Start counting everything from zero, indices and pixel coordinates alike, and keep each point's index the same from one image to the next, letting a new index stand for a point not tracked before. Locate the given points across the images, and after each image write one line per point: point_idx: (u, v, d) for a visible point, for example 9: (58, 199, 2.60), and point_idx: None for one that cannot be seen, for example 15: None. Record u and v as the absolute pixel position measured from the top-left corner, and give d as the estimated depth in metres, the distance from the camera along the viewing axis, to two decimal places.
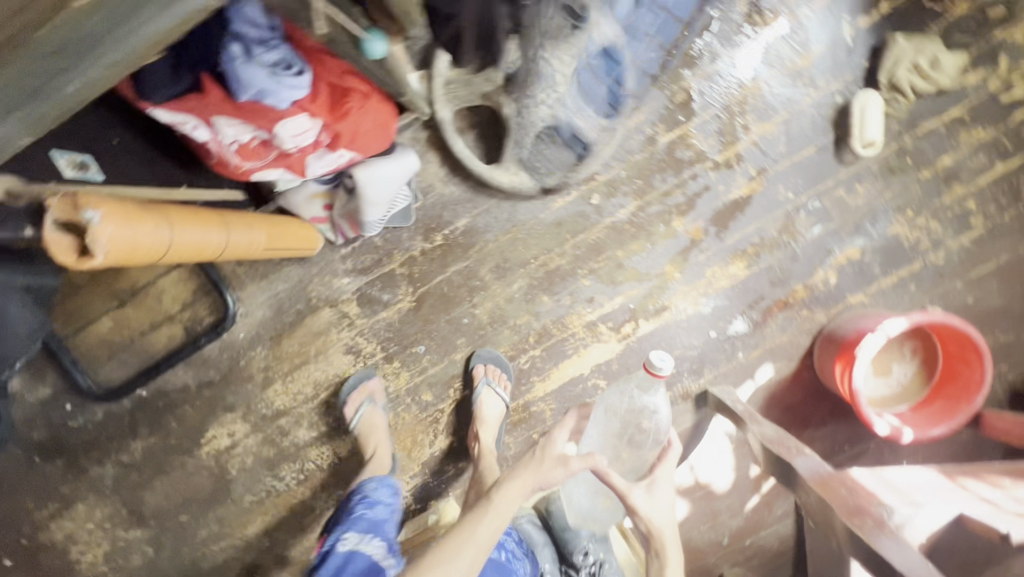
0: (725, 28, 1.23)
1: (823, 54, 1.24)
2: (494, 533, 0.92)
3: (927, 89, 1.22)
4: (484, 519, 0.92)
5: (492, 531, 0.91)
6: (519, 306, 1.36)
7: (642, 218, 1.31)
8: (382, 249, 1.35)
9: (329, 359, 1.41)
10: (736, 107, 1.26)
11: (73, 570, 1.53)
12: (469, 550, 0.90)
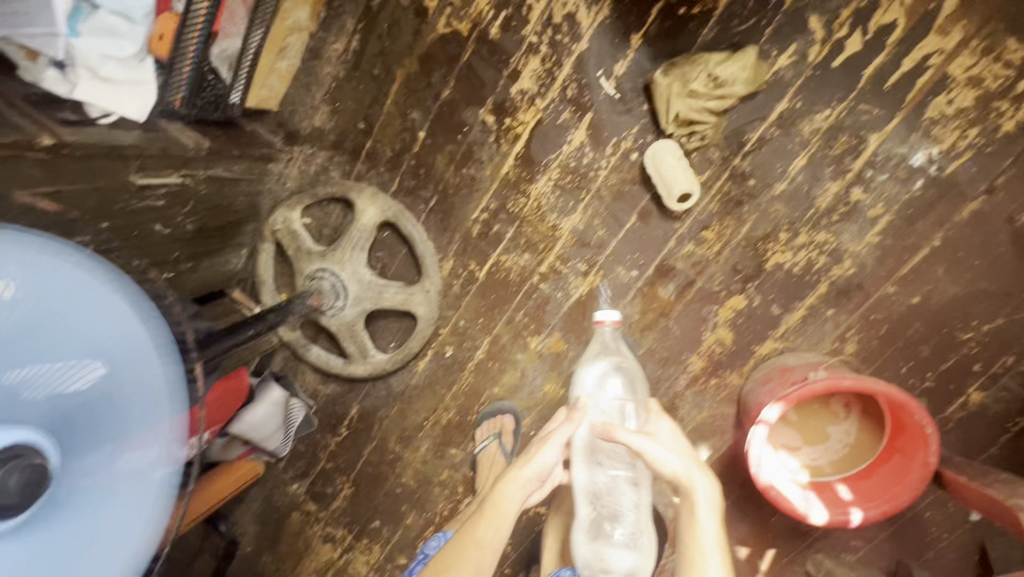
0: (485, 146, 1.14)
1: (595, 120, 1.08)
2: (501, 532, 0.81)
3: (727, 103, 1.00)
4: (486, 519, 0.81)
5: (497, 530, 0.80)
6: (434, 464, 1.39)
7: (499, 351, 1.26)
8: (309, 451, 1.49)
9: (315, 551, 1.57)
10: (534, 213, 1.15)
11: None
12: (474, 561, 0.79)
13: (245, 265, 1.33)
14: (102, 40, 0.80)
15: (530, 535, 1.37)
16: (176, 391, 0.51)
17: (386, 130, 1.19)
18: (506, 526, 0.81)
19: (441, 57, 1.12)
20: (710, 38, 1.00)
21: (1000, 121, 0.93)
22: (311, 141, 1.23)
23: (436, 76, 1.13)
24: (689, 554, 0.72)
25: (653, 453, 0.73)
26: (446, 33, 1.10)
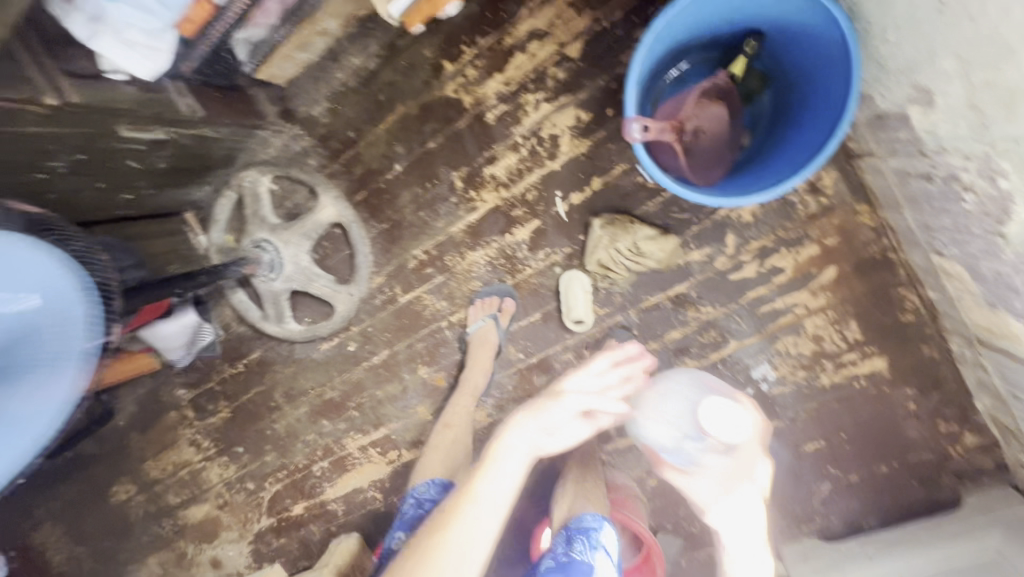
0: (445, 203, 1.29)
1: (539, 227, 1.24)
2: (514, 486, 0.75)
3: (639, 269, 1.19)
4: (484, 477, 0.74)
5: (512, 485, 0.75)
6: (307, 425, 1.59)
7: (393, 364, 1.44)
8: (203, 369, 1.65)
9: (182, 447, 1.77)
10: (463, 274, 1.32)
11: None
12: (471, 514, 0.72)
13: (205, 198, 1.41)
14: (134, 11, 0.89)
15: (362, 510, 1.62)
16: (92, 325, 0.69)
17: (372, 148, 1.30)
18: (514, 486, 0.75)
19: (440, 114, 1.24)
20: (650, 212, 1.17)
21: (820, 374, 1.17)
22: (304, 125, 1.33)
23: (428, 129, 1.25)
24: (734, 554, 0.81)
25: (717, 454, 0.84)
26: (451, 98, 1.22)
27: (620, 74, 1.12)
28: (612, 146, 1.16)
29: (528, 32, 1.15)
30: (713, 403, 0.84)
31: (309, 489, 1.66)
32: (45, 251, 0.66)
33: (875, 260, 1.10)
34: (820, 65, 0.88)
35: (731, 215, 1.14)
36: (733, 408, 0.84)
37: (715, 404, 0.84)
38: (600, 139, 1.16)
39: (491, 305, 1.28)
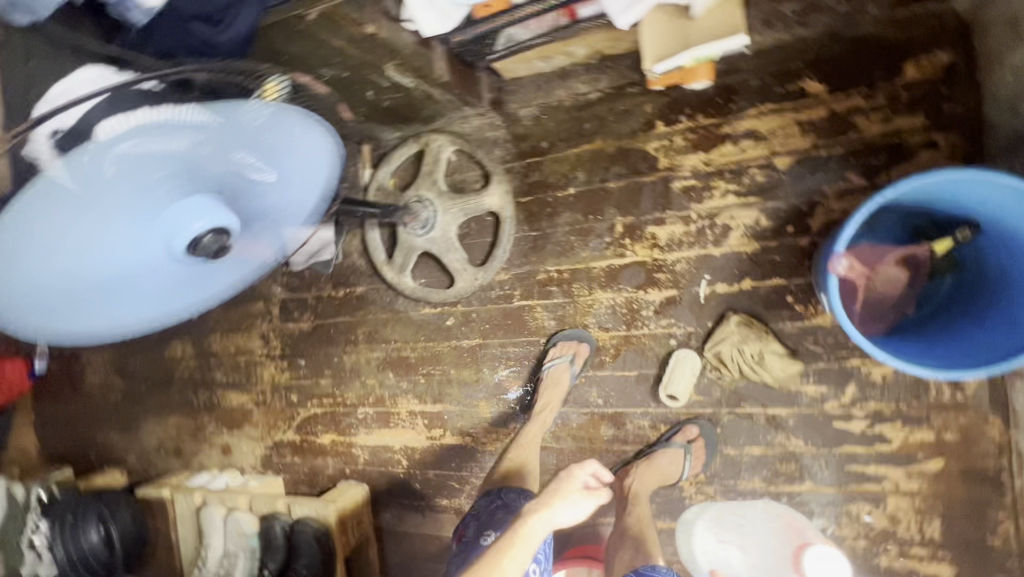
0: (598, 239, 1.36)
1: (673, 298, 1.30)
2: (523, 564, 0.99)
3: (749, 377, 1.23)
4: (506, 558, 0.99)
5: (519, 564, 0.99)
6: (372, 369, 1.68)
7: (478, 353, 1.52)
8: (306, 279, 1.76)
9: (252, 337, 1.88)
10: (582, 307, 1.39)
11: (85, 381, 2.28)
12: None
13: (389, 140, 1.52)
14: None
15: (383, 468, 1.68)
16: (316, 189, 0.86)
17: (556, 164, 1.39)
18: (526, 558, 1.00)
19: (632, 163, 1.32)
20: (785, 331, 1.20)
21: (880, 553, 1.17)
22: (506, 119, 1.43)
23: (614, 170, 1.34)
24: None
25: None
26: (649, 153, 1.30)
27: (816, 199, 1.17)
28: (777, 257, 1.20)
29: (747, 129, 1.21)
30: (824, 553, 1.09)
31: (344, 426, 1.74)
32: (325, 138, 0.78)
33: (985, 473, 1.09)
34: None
35: (862, 369, 1.16)
36: (829, 557, 1.08)
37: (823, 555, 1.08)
38: (769, 248, 1.21)
39: (565, 350, 1.35)
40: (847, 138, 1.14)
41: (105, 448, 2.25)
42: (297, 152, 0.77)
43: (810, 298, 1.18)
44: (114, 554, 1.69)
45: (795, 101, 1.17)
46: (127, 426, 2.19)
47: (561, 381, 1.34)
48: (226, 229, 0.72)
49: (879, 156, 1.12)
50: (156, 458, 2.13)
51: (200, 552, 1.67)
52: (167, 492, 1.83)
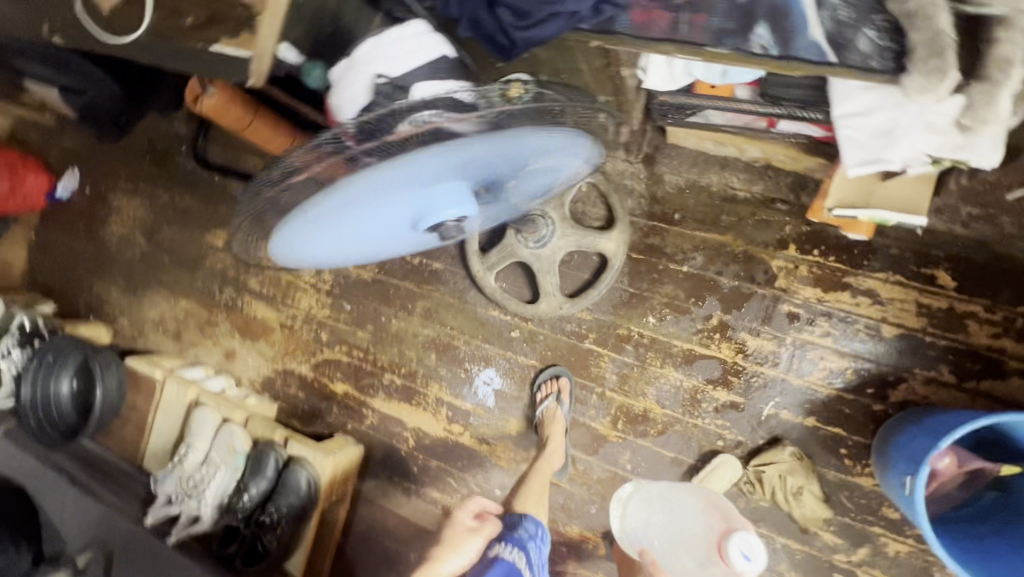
0: (690, 322, 1.41)
1: (738, 405, 1.36)
2: None
3: (778, 504, 1.30)
4: None
5: None
6: (415, 344, 1.67)
7: (530, 374, 1.54)
8: None
9: (303, 261, 1.84)
10: (649, 376, 1.43)
11: (104, 226, 2.17)
12: None
13: None
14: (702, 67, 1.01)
15: (387, 438, 1.69)
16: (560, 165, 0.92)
17: (680, 239, 1.43)
18: None
19: (753, 270, 1.37)
20: (826, 477, 1.29)
21: None
22: (652, 177, 1.45)
23: (732, 269, 1.39)
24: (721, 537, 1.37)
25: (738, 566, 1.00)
26: (771, 268, 1.36)
27: (903, 376, 1.26)
28: (846, 410, 1.29)
29: (871, 288, 1.28)
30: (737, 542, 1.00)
31: (364, 383, 1.73)
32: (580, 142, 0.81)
33: None
34: None
35: (880, 537, 1.25)
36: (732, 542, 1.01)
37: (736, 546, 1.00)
38: (843, 398, 1.30)
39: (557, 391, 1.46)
40: (955, 337, 1.23)
41: (99, 299, 2.15)
42: (543, 156, 0.81)
43: (861, 458, 1.27)
44: (90, 417, 1.62)
45: (925, 285, 1.24)
46: (132, 288, 2.10)
47: (557, 421, 1.43)
48: (469, 218, 0.80)
49: (975, 364, 1.21)
50: (150, 333, 2.05)
51: (179, 449, 1.62)
52: (162, 375, 1.77)
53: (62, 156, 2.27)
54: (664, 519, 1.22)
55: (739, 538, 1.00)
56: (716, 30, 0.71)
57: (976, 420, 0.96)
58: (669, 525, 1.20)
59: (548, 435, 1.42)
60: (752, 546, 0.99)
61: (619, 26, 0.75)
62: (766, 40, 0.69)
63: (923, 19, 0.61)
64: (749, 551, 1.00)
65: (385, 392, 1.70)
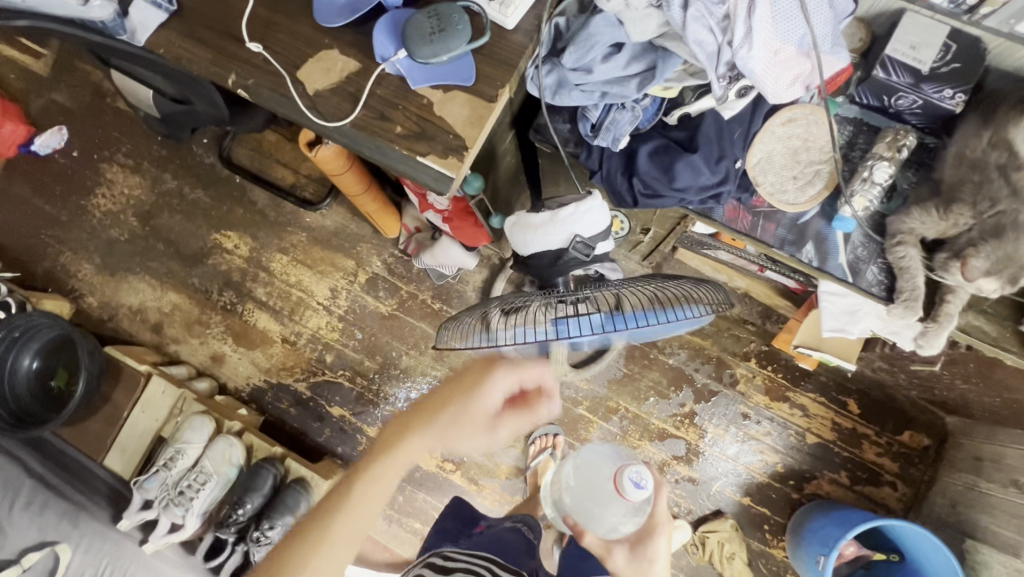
0: (668, 406, 1.71)
1: (694, 479, 1.68)
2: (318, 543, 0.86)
3: (714, 563, 1.62)
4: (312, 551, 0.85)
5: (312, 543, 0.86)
6: (421, 381, 1.81)
7: (526, 427, 1.75)
8: (411, 273, 1.86)
9: (319, 282, 1.90)
10: (628, 444, 1.71)
11: (87, 196, 2.03)
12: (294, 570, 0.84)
13: None
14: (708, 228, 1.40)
15: None
16: None
17: (671, 336, 1.74)
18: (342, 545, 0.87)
19: (722, 373, 1.71)
20: (751, 545, 1.64)
21: None
22: None
23: (707, 369, 1.72)
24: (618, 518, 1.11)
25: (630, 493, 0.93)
26: (736, 374, 1.71)
27: (815, 475, 1.65)
28: (772, 495, 1.66)
29: (804, 403, 1.68)
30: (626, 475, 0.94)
31: (361, 410, 1.82)
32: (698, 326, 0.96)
33: None
34: None
35: None
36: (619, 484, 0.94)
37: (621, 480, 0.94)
38: (772, 485, 1.66)
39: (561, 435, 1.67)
40: (853, 450, 1.65)
41: (65, 271, 2.00)
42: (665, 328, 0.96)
43: (778, 533, 1.64)
44: (68, 407, 1.53)
45: (840, 408, 1.66)
46: (110, 269, 1.99)
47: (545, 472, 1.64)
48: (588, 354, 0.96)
49: (862, 472, 1.64)
50: (124, 320, 1.95)
51: (164, 452, 1.60)
52: (146, 370, 1.70)
53: (44, 107, 2.08)
54: (574, 483, 1.14)
55: (625, 471, 0.94)
56: (781, 238, 1.02)
57: (857, 526, 1.33)
58: (582, 484, 1.12)
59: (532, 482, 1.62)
60: (641, 474, 0.93)
61: (715, 215, 1.03)
62: (812, 255, 1.01)
63: (908, 275, 0.97)
64: (639, 478, 0.93)
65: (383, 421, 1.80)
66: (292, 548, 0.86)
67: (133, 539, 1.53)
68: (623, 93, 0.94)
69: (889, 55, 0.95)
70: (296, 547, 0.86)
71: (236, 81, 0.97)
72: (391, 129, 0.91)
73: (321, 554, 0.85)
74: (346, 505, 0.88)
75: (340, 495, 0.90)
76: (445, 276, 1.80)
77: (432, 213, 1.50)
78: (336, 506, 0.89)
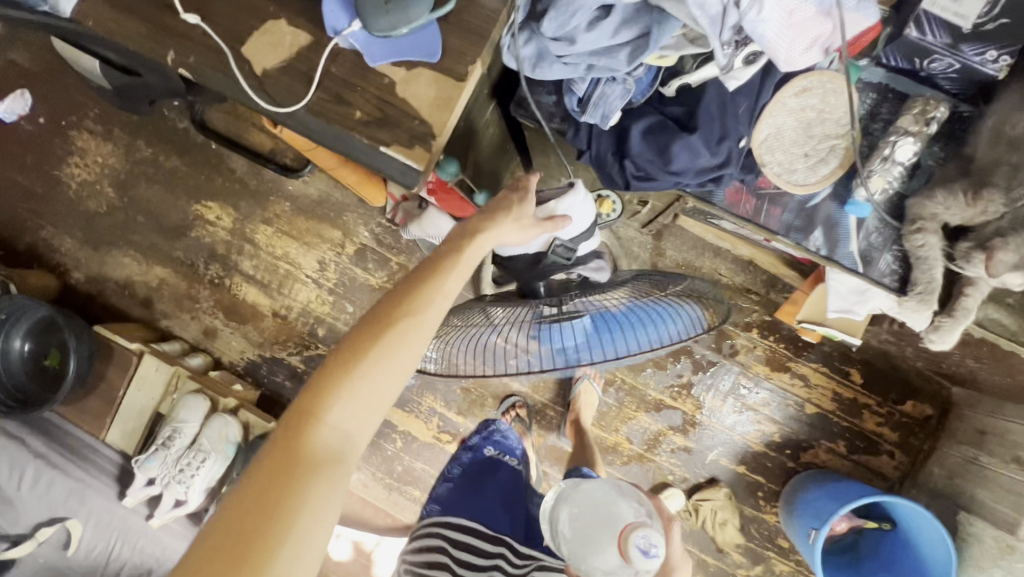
0: (666, 377, 1.68)
1: (690, 449, 1.67)
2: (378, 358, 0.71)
3: (707, 529, 1.65)
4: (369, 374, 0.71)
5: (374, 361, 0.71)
6: None
7: (522, 399, 1.73)
8: (400, 243, 1.79)
9: (306, 254, 1.83)
10: (624, 415, 1.69)
11: (59, 165, 1.94)
12: (351, 394, 0.71)
13: None
14: None
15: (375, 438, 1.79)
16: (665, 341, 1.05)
17: None
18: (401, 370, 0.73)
19: (722, 344, 1.66)
20: (745, 511, 1.66)
21: None
22: (656, 249, 1.65)
23: (707, 340, 1.66)
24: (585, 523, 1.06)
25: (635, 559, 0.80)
26: (737, 345, 1.65)
27: (813, 445, 1.64)
28: (768, 464, 1.66)
29: (806, 373, 1.63)
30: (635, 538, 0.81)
31: None
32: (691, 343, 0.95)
33: None
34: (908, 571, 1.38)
35: (773, 560, 1.65)
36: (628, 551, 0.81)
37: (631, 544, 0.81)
38: (768, 454, 1.66)
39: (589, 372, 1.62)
40: (853, 420, 1.62)
41: (48, 245, 1.95)
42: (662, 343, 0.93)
43: (771, 500, 1.65)
44: (61, 390, 1.53)
45: (842, 379, 1.62)
46: (92, 242, 1.93)
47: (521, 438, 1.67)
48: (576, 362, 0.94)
49: (859, 442, 1.62)
50: (113, 295, 1.92)
51: (162, 431, 1.61)
52: (138, 349, 1.67)
53: (2, 69, 1.94)
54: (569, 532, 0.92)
55: (632, 535, 0.81)
56: (787, 224, 0.93)
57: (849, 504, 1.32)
58: (578, 528, 0.91)
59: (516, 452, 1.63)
60: (650, 539, 0.80)
61: (715, 199, 0.93)
62: (820, 243, 0.92)
63: (926, 267, 0.88)
64: (647, 544, 0.80)
65: None
66: (361, 354, 0.72)
67: (140, 514, 1.57)
68: (611, 66, 0.82)
69: (925, 11, 0.81)
70: (362, 356, 0.71)
71: (175, 59, 0.86)
72: (351, 114, 0.81)
73: (398, 353, 0.72)
74: (424, 301, 0.73)
75: (410, 295, 0.74)
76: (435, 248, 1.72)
77: None
78: (406, 303, 0.73)
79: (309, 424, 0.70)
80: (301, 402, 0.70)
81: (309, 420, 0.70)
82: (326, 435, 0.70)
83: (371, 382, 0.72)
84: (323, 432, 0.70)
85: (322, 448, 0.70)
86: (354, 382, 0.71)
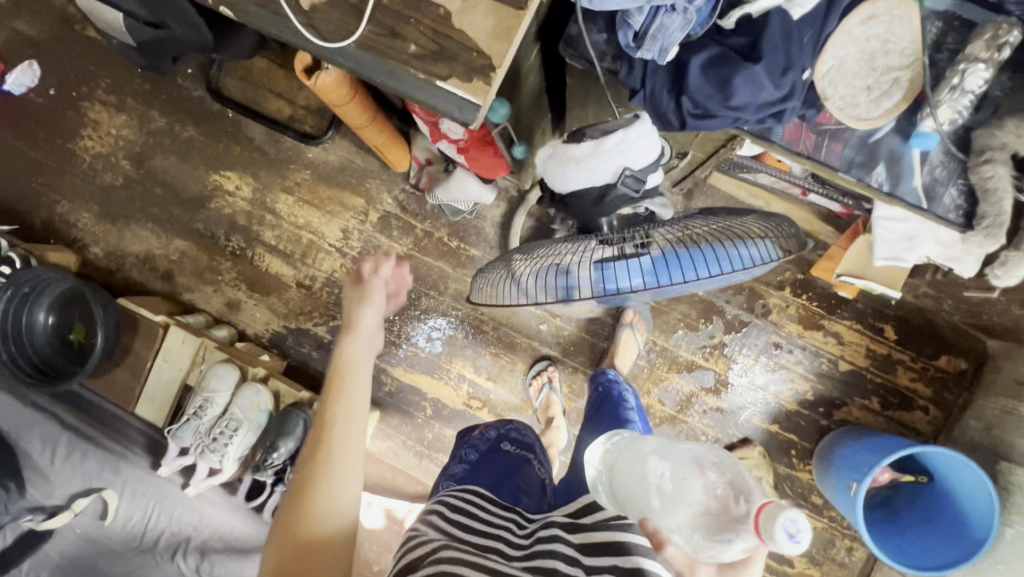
0: (698, 337, 1.67)
1: (723, 409, 1.67)
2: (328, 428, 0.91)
3: None
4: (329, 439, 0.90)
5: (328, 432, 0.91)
6: (442, 321, 1.77)
7: (552, 363, 1.72)
8: (425, 209, 1.76)
9: (329, 222, 1.80)
10: (656, 377, 1.68)
11: (72, 138, 1.90)
12: (329, 460, 0.87)
13: None
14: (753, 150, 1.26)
15: (405, 406, 1.78)
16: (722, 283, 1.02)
17: None
18: (356, 429, 0.93)
19: (754, 303, 1.65)
20: (778, 469, 1.66)
21: None
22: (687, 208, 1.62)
23: (739, 300, 1.65)
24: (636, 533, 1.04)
25: (768, 536, 0.66)
26: (769, 303, 1.64)
27: (846, 402, 1.64)
28: (801, 422, 1.65)
29: (839, 331, 1.62)
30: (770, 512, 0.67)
31: (385, 351, 1.79)
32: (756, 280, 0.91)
33: None
34: (950, 522, 1.37)
35: (806, 517, 1.65)
36: (763, 525, 0.67)
37: (767, 518, 0.67)
38: (801, 413, 1.65)
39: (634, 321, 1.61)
40: (887, 376, 1.62)
41: (64, 220, 1.91)
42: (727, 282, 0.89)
43: (804, 458, 1.66)
44: (90, 361, 1.51)
45: (876, 335, 1.61)
46: (109, 217, 1.90)
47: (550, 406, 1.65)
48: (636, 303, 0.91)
49: (894, 397, 1.62)
50: (132, 269, 1.89)
51: (192, 401, 1.60)
52: (163, 321, 1.65)
53: (8, 40, 1.89)
54: (665, 486, 0.79)
55: (776, 519, 0.65)
56: (848, 160, 0.90)
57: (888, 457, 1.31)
58: (676, 485, 0.77)
59: (548, 415, 1.63)
60: (798, 522, 0.65)
61: (774, 136, 0.90)
62: (882, 178, 0.90)
63: (994, 198, 0.88)
64: (792, 527, 0.65)
65: (407, 360, 1.78)
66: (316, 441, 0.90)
67: (176, 483, 1.57)
68: None
69: None
70: (317, 438, 0.90)
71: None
72: (405, 48, 0.78)
73: (352, 417, 0.94)
74: (340, 363, 1.00)
75: (331, 375, 0.99)
76: (462, 212, 1.69)
77: (445, 143, 1.37)
78: (330, 387, 0.97)
79: (303, 520, 0.82)
80: (289, 502, 0.84)
81: (301, 507, 0.83)
82: (318, 518, 0.82)
83: (342, 441, 0.90)
84: (312, 499, 0.83)
85: (323, 528, 0.81)
86: (324, 451, 0.88)
